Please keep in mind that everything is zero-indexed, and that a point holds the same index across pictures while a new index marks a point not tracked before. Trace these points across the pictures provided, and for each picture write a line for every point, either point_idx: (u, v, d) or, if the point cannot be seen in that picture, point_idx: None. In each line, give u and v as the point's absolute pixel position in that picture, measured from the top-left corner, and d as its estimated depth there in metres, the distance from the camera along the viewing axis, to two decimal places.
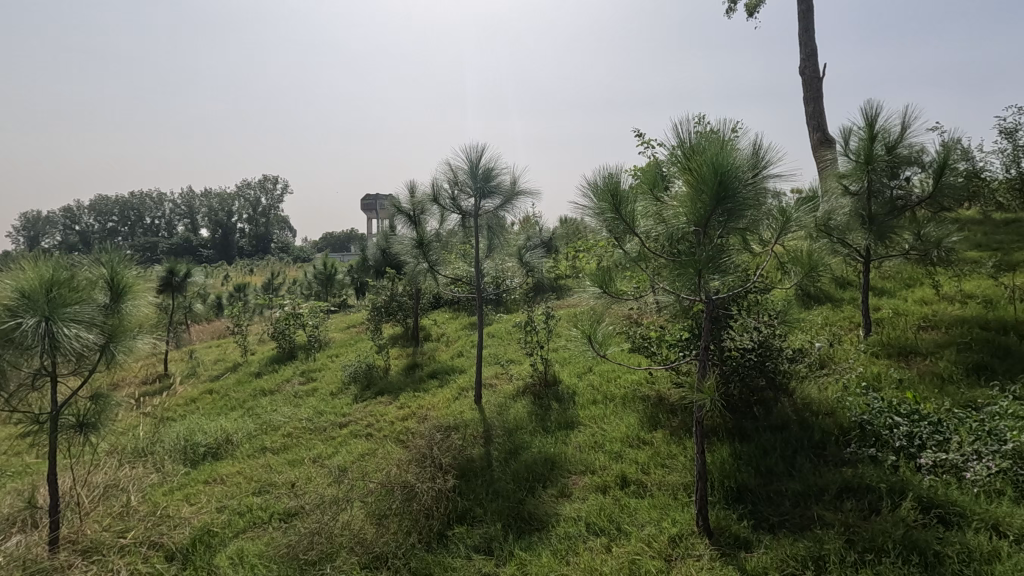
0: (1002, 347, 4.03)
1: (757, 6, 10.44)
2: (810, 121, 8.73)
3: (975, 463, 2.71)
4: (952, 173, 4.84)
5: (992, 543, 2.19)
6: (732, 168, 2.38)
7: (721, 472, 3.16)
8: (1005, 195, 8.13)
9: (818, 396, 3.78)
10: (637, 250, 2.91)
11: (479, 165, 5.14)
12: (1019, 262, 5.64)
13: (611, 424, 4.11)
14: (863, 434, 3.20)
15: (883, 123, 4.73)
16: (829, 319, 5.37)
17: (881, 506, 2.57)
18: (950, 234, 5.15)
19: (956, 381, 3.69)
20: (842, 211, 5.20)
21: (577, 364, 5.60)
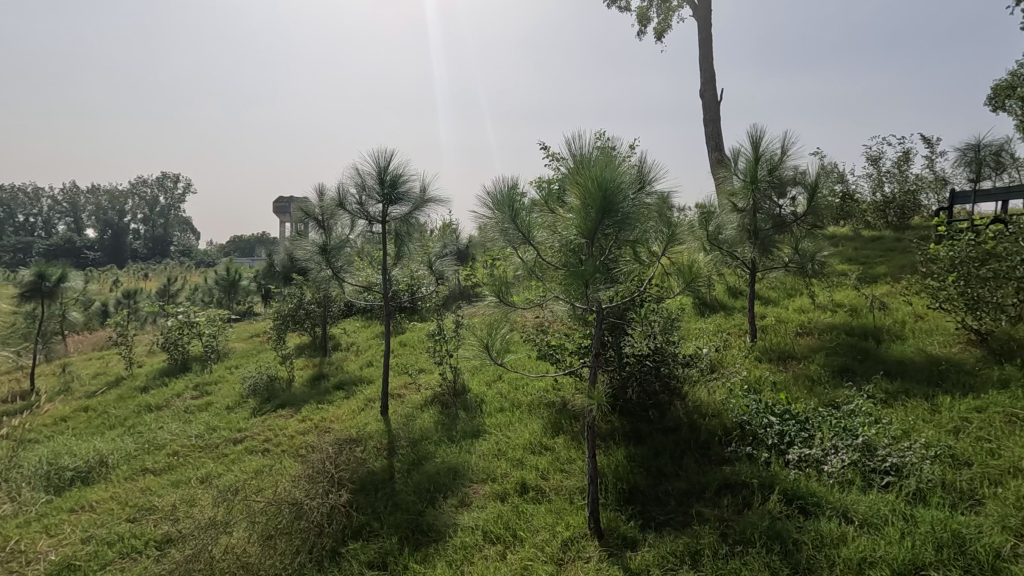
0: (862, 350, 4.51)
1: (664, 31, 11.13)
2: (709, 141, 9.38)
3: (832, 456, 2.98)
4: (823, 194, 5.37)
5: (841, 529, 2.43)
6: (616, 184, 2.51)
7: (615, 474, 3.28)
8: (875, 215, 8.90)
9: (707, 398, 4.04)
10: (533, 259, 2.99)
11: (388, 171, 5.07)
12: (878, 275, 6.36)
13: (515, 431, 4.16)
14: (743, 434, 3.45)
15: (765, 147, 5.18)
16: (721, 327, 5.76)
17: (753, 500, 2.77)
18: (822, 249, 5.70)
19: (823, 382, 4.08)
20: (731, 226, 5.62)
21: (487, 372, 5.63)
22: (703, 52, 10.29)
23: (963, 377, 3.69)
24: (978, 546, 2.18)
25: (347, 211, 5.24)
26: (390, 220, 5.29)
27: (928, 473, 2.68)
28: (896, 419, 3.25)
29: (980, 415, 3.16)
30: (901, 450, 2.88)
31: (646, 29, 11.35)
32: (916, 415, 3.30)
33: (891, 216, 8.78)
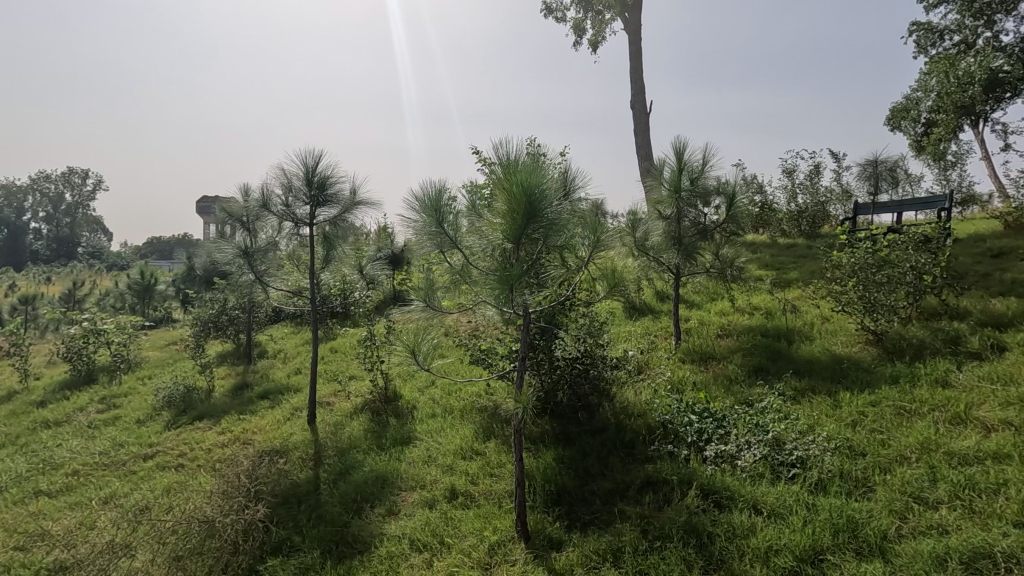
0: (776, 350, 4.81)
1: (599, 43, 11.49)
2: (640, 150, 9.73)
3: (745, 452, 3.15)
4: (741, 204, 5.70)
5: (751, 520, 2.57)
6: (540, 190, 2.55)
7: (543, 476, 3.32)
8: (790, 225, 9.52)
9: (634, 399, 4.17)
10: (461, 263, 2.98)
11: (316, 172, 4.92)
12: (791, 280, 6.81)
13: (446, 437, 4.12)
14: (665, 432, 3.59)
15: (687, 158, 5.43)
16: (649, 329, 5.97)
17: (672, 496, 2.88)
18: (740, 255, 6.05)
19: (739, 381, 4.31)
20: (657, 233, 5.85)
21: (420, 378, 5.56)
22: (634, 65, 10.68)
23: (861, 374, 4.01)
24: (868, 529, 2.37)
25: (271, 213, 5.03)
26: (318, 223, 5.13)
27: (828, 464, 2.89)
28: (802, 415, 3.48)
29: (874, 408, 3.44)
30: (806, 443, 3.09)
31: (581, 40, 11.66)
32: (820, 410, 3.56)
33: (803, 226, 9.41)
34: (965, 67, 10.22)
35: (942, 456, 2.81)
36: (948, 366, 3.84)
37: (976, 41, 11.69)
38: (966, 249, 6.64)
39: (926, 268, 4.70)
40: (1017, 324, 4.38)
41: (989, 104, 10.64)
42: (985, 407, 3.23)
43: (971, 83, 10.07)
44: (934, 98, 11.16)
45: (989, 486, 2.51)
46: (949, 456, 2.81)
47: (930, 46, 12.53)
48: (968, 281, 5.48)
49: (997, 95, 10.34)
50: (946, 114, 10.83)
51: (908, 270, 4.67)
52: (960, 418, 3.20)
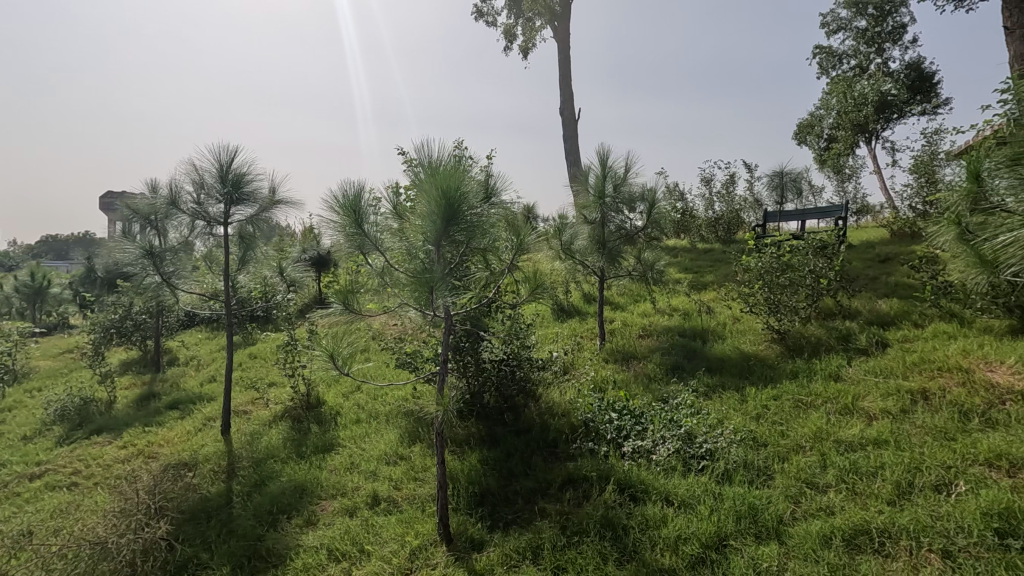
0: (692, 349, 5.07)
1: (529, 49, 11.69)
2: (568, 156, 9.97)
3: (660, 446, 3.31)
4: (661, 210, 5.97)
5: (663, 511, 2.69)
6: (459, 193, 2.57)
7: (468, 478, 3.32)
8: (709, 231, 10.06)
9: (558, 399, 4.26)
10: (381, 265, 2.94)
11: (231, 169, 4.67)
12: (707, 283, 7.20)
13: (370, 442, 4.04)
14: (587, 430, 3.70)
15: (610, 165, 5.63)
16: (575, 331, 6.12)
17: (591, 492, 2.98)
18: (660, 259, 6.33)
19: (658, 379, 4.51)
20: (582, 236, 6.01)
21: (344, 384, 5.41)
22: (563, 72, 10.93)
23: (765, 371, 4.31)
24: (766, 514, 2.56)
25: (180, 211, 4.72)
26: (233, 222, 4.87)
27: (733, 455, 3.08)
28: (713, 410, 3.70)
29: (776, 402, 3.71)
30: (714, 437, 3.29)
31: (512, 45, 11.79)
32: (728, 404, 3.79)
33: (721, 232, 9.93)
34: (861, 89, 11.22)
35: (832, 444, 3.08)
36: (840, 361, 4.20)
37: (869, 66, 12.87)
38: (858, 254, 7.29)
39: (823, 271, 5.13)
40: (898, 322, 4.87)
41: (880, 123, 11.72)
42: (869, 398, 3.57)
43: (865, 103, 11.13)
44: (834, 116, 12.21)
45: (869, 469, 2.78)
46: (838, 443, 3.08)
47: (831, 68, 13.67)
48: (859, 283, 6.03)
49: (885, 115, 11.55)
50: (844, 132, 11.88)
51: (807, 274, 5.07)
52: (849, 408, 3.51)
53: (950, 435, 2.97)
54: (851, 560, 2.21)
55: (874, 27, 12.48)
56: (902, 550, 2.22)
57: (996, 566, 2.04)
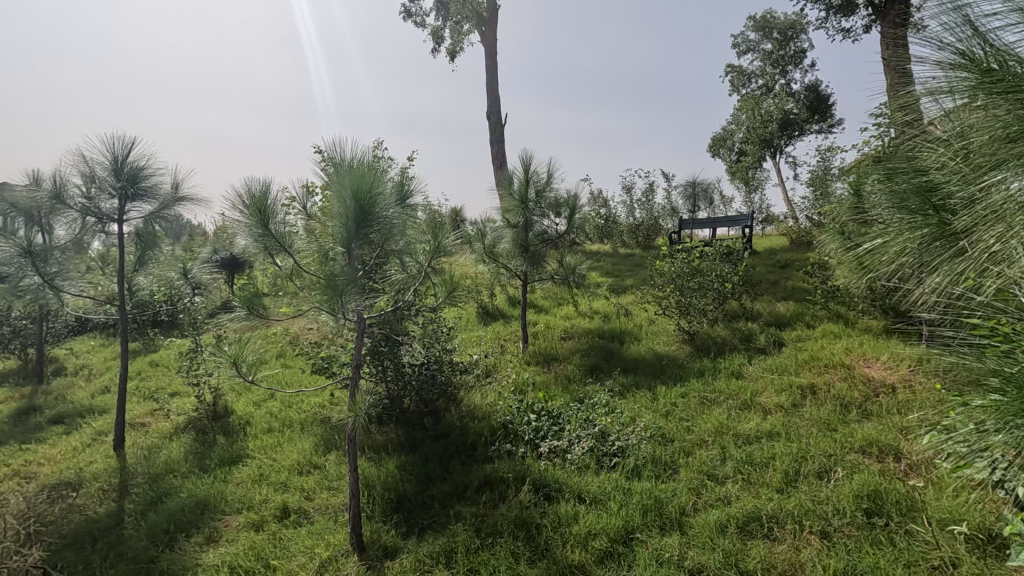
0: (609, 350, 5.25)
1: (457, 52, 11.69)
2: (494, 160, 10.05)
3: (575, 446, 3.40)
4: (582, 216, 6.14)
5: (575, 508, 2.77)
6: (372, 195, 2.52)
7: (384, 484, 3.26)
8: (631, 236, 10.49)
9: (479, 402, 4.28)
10: (289, 267, 2.83)
11: (126, 162, 4.31)
12: (625, 287, 7.49)
13: (281, 452, 3.86)
14: (506, 432, 3.74)
15: (533, 170, 5.71)
16: (498, 334, 6.16)
17: (508, 493, 3.01)
18: (581, 263, 6.50)
19: (576, 380, 4.63)
20: (505, 240, 6.07)
21: (256, 392, 5.14)
22: (490, 77, 11.02)
23: (675, 370, 4.54)
24: (670, 506, 2.69)
25: (67, 206, 4.31)
26: (129, 219, 4.51)
27: (642, 452, 3.22)
28: (626, 408, 3.85)
29: (684, 399, 3.91)
30: (625, 434, 3.43)
31: (439, 48, 11.71)
32: (641, 402, 3.96)
33: (640, 238, 10.42)
34: (766, 107, 12.25)
35: (731, 437, 3.29)
36: (742, 360, 4.50)
37: (774, 86, 13.93)
38: (761, 260, 7.85)
39: (728, 276, 5.48)
40: (793, 323, 5.29)
41: (784, 139, 12.70)
42: (765, 394, 3.85)
43: (770, 121, 12.10)
44: (744, 131, 13.12)
45: (762, 460, 3.00)
46: (736, 437, 3.30)
47: (741, 87, 14.69)
48: (761, 287, 6.49)
49: (788, 133, 12.57)
50: (752, 147, 12.80)
51: (714, 278, 5.41)
52: (747, 403, 3.77)
53: (832, 426, 3.27)
54: (743, 545, 2.37)
55: (779, 51, 13.55)
56: (787, 533, 2.41)
57: (864, 543, 2.26)
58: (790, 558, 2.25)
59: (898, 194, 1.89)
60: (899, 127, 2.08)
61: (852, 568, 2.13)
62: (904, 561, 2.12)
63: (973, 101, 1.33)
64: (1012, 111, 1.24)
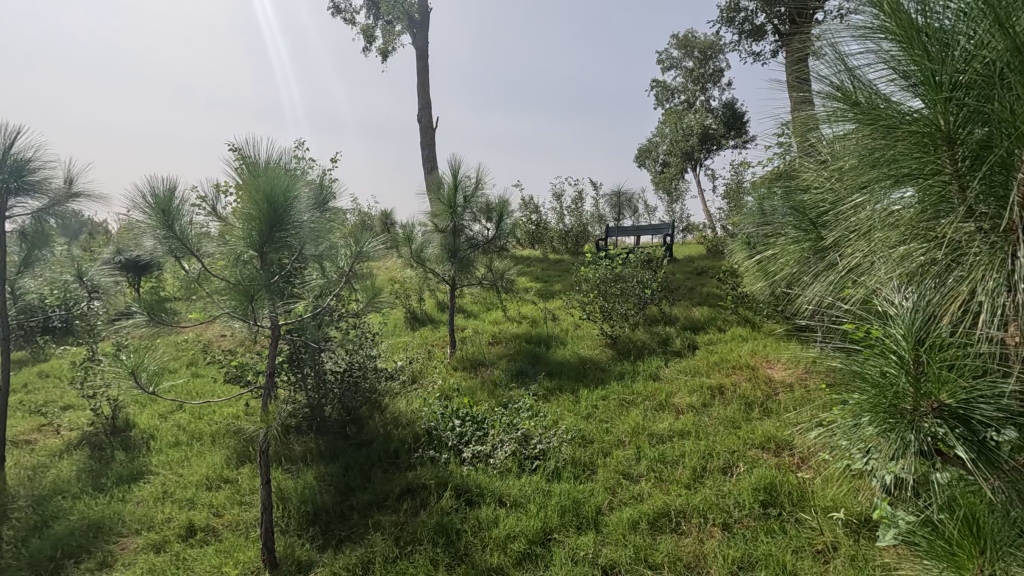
0: (535, 355, 5.35)
1: (388, 53, 11.53)
2: (425, 163, 9.97)
3: (498, 450, 3.44)
4: (510, 222, 6.22)
5: (495, 512, 2.80)
6: (286, 199, 2.43)
7: (301, 496, 3.15)
8: (560, 242, 10.73)
9: (403, 409, 4.23)
10: (197, 271, 2.69)
11: (9, 152, 3.90)
12: (553, 293, 7.66)
13: (189, 467, 3.63)
14: (430, 438, 3.72)
15: (462, 176, 5.72)
16: (426, 339, 6.10)
17: (429, 500, 2.99)
18: (509, 269, 6.59)
19: (502, 384, 4.68)
20: (433, 244, 6.03)
21: (162, 403, 4.80)
22: (422, 80, 10.94)
23: (597, 373, 4.69)
24: (587, 506, 2.78)
25: None
26: (12, 217, 4.08)
27: (562, 454, 3.30)
28: (549, 411, 3.94)
29: (604, 401, 4.06)
30: (547, 437, 3.51)
31: (370, 46, 11.49)
32: (563, 405, 4.06)
33: (569, 244, 10.69)
34: (688, 122, 12.96)
35: (645, 437, 3.44)
36: (659, 363, 4.73)
37: (695, 102, 14.75)
38: (679, 267, 8.28)
39: (647, 282, 5.75)
40: (707, 327, 5.62)
41: (704, 153, 13.47)
42: (679, 394, 4.07)
43: (690, 135, 12.79)
44: (667, 144, 13.82)
45: (673, 458, 3.16)
46: (651, 436, 3.46)
47: (665, 101, 15.45)
48: (679, 293, 6.85)
49: (707, 148, 13.34)
50: (674, 159, 13.48)
51: (635, 284, 5.67)
52: (662, 403, 3.97)
53: (737, 423, 3.51)
54: (653, 541, 2.49)
55: (699, 69, 14.36)
56: (693, 526, 2.56)
57: (759, 532, 2.44)
58: (694, 551, 2.39)
59: (794, 209, 2.05)
60: (790, 148, 2.27)
61: (748, 556, 2.30)
62: (793, 547, 2.31)
63: (843, 128, 1.43)
64: (874, 140, 1.31)
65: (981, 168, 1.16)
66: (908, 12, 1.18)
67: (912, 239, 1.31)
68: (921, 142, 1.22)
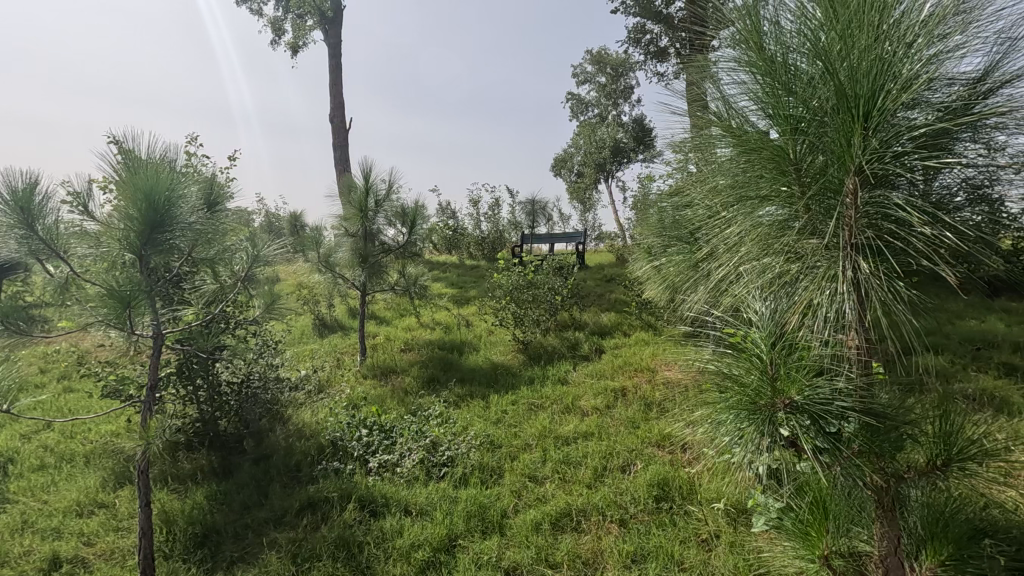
0: (447, 361, 5.33)
1: (299, 48, 11.05)
2: (337, 165, 9.65)
3: (405, 458, 3.39)
4: (423, 227, 6.15)
5: (400, 522, 2.76)
6: (168, 201, 2.26)
7: (188, 517, 2.93)
8: (477, 249, 10.80)
9: (307, 420, 4.05)
10: (65, 274, 2.43)
11: None
12: (468, 299, 7.67)
13: (55, 493, 3.26)
14: (334, 450, 3.60)
15: (373, 180, 5.59)
16: (334, 347, 5.90)
17: (331, 513, 2.90)
18: (423, 274, 6.52)
19: (413, 392, 4.62)
20: (342, 249, 5.84)
21: (26, 422, 4.28)
22: (335, 79, 10.60)
23: (509, 378, 4.76)
24: (492, 510, 2.81)
25: None
26: None
27: (470, 460, 3.32)
28: (459, 418, 3.94)
29: (513, 406, 4.12)
30: (455, 444, 3.50)
31: (279, 39, 10.96)
32: (474, 411, 4.09)
33: (486, 251, 10.77)
34: (601, 134, 13.53)
35: (552, 440, 3.54)
36: (567, 367, 4.87)
37: (608, 117, 15.41)
38: (590, 274, 8.59)
39: (558, 289, 5.92)
40: (614, 332, 5.87)
41: (616, 165, 14.09)
42: (586, 397, 4.23)
43: (603, 147, 13.36)
44: (582, 155, 14.33)
45: (576, 459, 3.27)
46: (557, 438, 3.57)
47: (580, 114, 16.00)
48: (589, 299, 7.11)
49: (619, 160, 13.96)
50: (588, 169, 14.00)
51: (547, 291, 5.82)
52: (569, 406, 4.10)
53: (637, 423, 3.70)
54: (554, 540, 2.56)
55: (612, 85, 15.02)
56: (593, 524, 2.67)
57: (652, 525, 2.59)
58: (592, 547, 2.49)
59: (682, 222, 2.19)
60: (681, 164, 2.43)
61: (641, 549, 2.43)
62: (681, 538, 2.47)
63: (718, 149, 1.54)
64: (739, 162, 1.44)
65: (818, 193, 1.32)
66: (770, 51, 1.31)
67: (769, 252, 1.44)
68: (775, 166, 1.35)
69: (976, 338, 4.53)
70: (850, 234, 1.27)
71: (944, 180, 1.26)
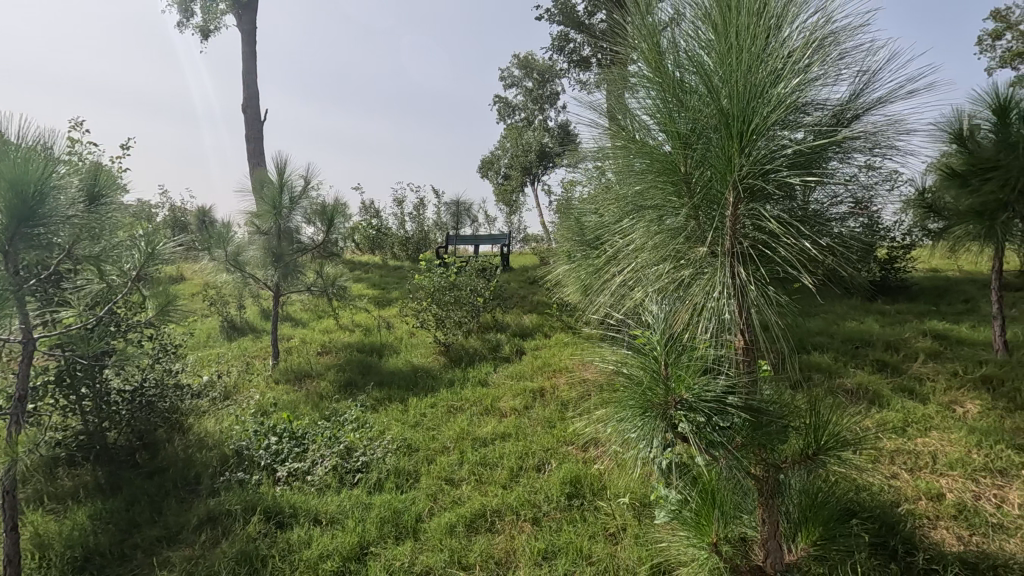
0: (366, 364, 5.19)
1: (209, 31, 10.37)
2: (251, 158, 9.15)
3: (317, 466, 3.27)
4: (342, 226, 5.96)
5: (308, 533, 2.66)
6: (40, 192, 2.04)
7: (66, 540, 2.66)
8: (401, 249, 10.62)
9: (210, 430, 3.81)
10: None
11: None
12: (389, 300, 7.51)
13: None
14: (239, 460, 3.41)
15: (288, 176, 5.35)
16: (243, 351, 5.58)
17: (232, 527, 2.74)
18: (342, 274, 6.32)
19: (329, 396, 4.46)
20: (253, 247, 5.54)
21: None
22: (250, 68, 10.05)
23: (429, 381, 4.71)
24: (407, 515, 2.77)
25: None
26: None
27: (386, 465, 3.25)
28: (375, 423, 3.85)
29: (432, 409, 4.08)
30: (370, 449, 3.42)
31: (187, 22, 10.23)
32: (391, 415, 4.00)
33: (410, 251, 10.61)
34: (527, 138, 13.74)
35: (469, 442, 3.54)
36: (487, 369, 4.89)
37: (534, 121, 15.67)
38: (514, 276, 8.69)
39: (480, 291, 5.94)
40: (535, 333, 5.97)
41: (541, 169, 14.35)
42: (505, 398, 4.27)
43: (529, 151, 13.58)
44: (508, 158, 14.48)
45: (493, 460, 3.30)
46: (475, 440, 3.58)
47: (507, 117, 16.15)
48: (512, 301, 7.19)
49: (545, 164, 14.23)
50: (515, 172, 14.17)
51: (470, 292, 5.82)
52: (488, 408, 4.12)
53: (553, 423, 3.78)
54: (468, 542, 2.56)
55: (538, 90, 15.30)
56: (507, 524, 2.69)
57: (564, 522, 2.65)
58: (505, 547, 2.52)
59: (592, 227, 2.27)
60: (592, 170, 2.51)
61: (552, 547, 2.48)
62: (590, 533, 2.55)
63: (622, 156, 1.60)
64: (640, 171, 1.50)
65: (707, 205, 1.42)
66: (670, 69, 1.37)
67: (665, 258, 1.52)
68: (671, 178, 1.43)
69: (855, 337, 5.02)
70: (733, 242, 1.39)
71: (816, 196, 1.40)
